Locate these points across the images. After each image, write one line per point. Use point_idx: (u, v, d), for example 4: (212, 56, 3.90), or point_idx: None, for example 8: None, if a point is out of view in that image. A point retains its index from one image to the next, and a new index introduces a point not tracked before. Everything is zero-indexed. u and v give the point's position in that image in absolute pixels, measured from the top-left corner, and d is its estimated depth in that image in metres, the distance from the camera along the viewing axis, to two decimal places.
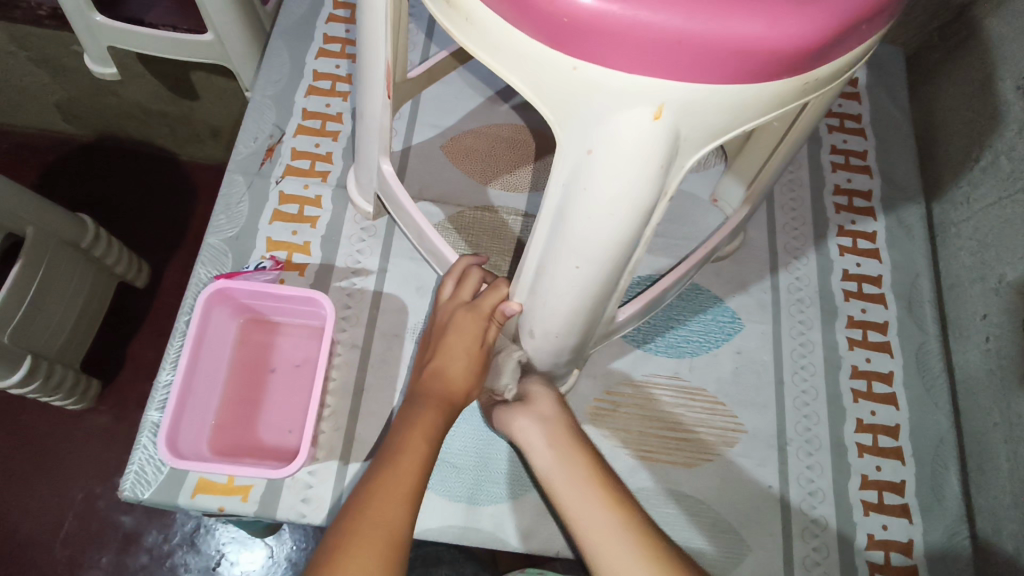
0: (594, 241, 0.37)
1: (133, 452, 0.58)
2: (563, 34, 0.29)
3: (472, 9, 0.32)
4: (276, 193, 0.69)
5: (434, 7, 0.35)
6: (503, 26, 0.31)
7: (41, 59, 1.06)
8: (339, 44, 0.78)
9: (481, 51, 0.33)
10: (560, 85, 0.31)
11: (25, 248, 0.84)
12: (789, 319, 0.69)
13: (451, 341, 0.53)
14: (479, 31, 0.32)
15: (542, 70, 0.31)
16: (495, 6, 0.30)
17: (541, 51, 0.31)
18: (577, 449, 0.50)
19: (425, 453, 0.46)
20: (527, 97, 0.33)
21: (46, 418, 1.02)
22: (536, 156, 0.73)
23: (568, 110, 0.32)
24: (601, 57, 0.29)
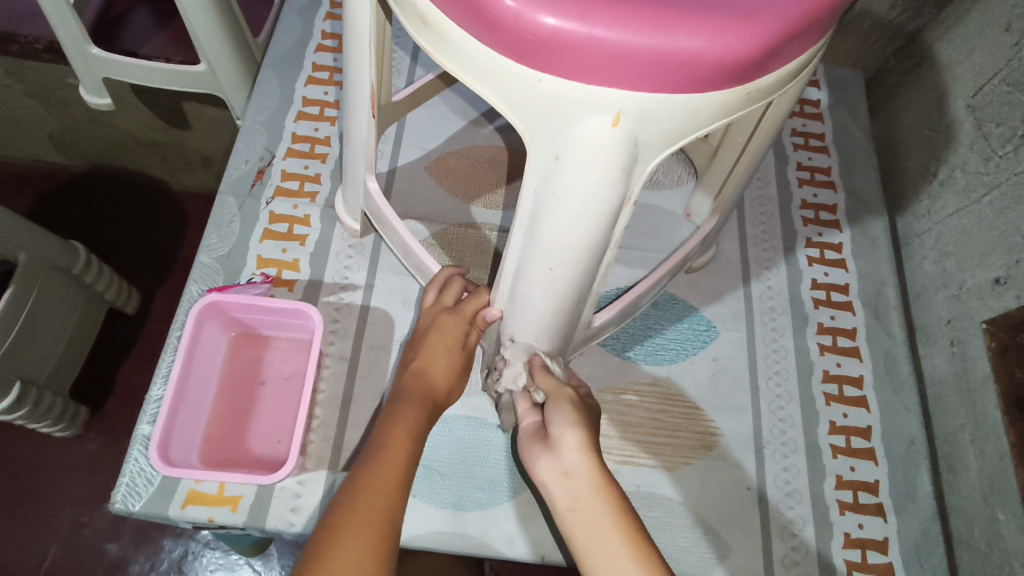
0: (566, 243, 0.40)
1: (124, 465, 0.59)
2: (528, 49, 0.32)
3: (447, 29, 0.35)
4: (266, 212, 0.71)
5: (410, 28, 0.37)
6: (477, 43, 0.34)
7: (35, 91, 1.10)
8: (328, 72, 0.81)
9: (458, 69, 0.36)
10: (529, 97, 0.34)
11: (16, 274, 0.86)
12: (762, 327, 0.72)
13: (434, 342, 0.56)
14: (456, 50, 0.35)
15: (512, 84, 0.34)
16: (471, 28, 0.33)
17: (509, 66, 0.33)
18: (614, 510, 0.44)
19: (407, 449, 0.47)
20: (500, 109, 0.36)
21: (33, 446, 1.02)
22: (518, 176, 0.76)
23: (537, 120, 0.35)
24: (563, 71, 0.32)
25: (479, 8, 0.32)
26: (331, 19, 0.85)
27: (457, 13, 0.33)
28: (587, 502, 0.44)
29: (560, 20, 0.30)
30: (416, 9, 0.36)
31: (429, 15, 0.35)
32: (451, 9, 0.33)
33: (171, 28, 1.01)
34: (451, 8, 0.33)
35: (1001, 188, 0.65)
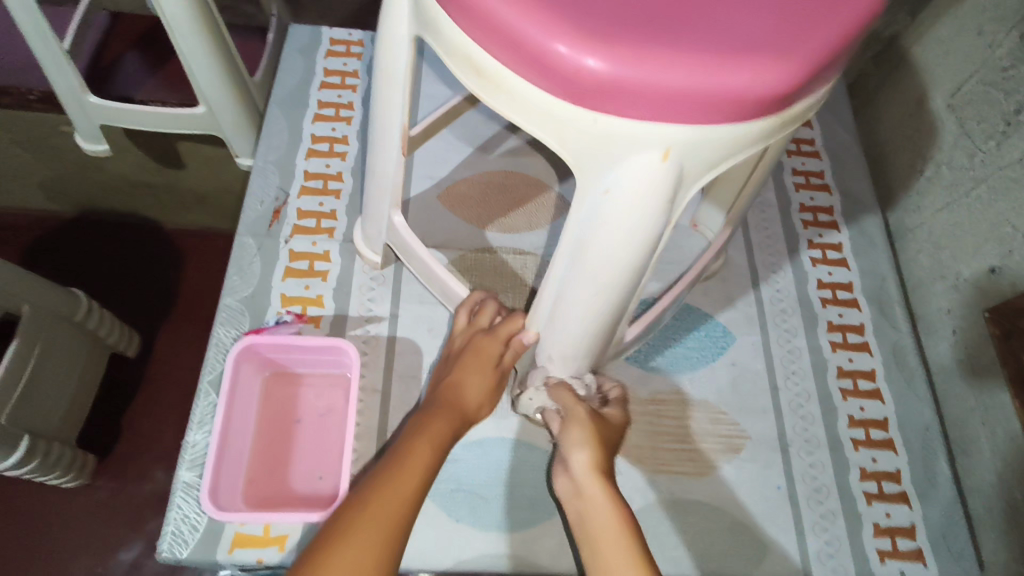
0: (611, 269, 0.41)
1: (167, 514, 0.59)
2: (583, 92, 0.34)
3: (500, 77, 0.37)
4: (286, 251, 0.72)
5: (458, 73, 0.39)
6: (530, 87, 0.36)
7: (23, 139, 1.09)
8: (334, 108, 0.82)
9: (508, 110, 0.38)
10: (580, 135, 0.36)
11: (21, 327, 0.86)
12: (775, 328, 0.75)
13: (468, 360, 0.58)
14: (508, 94, 0.37)
15: (564, 123, 0.36)
16: (524, 73, 0.35)
17: (563, 107, 0.36)
18: (617, 521, 0.50)
19: (428, 462, 0.49)
20: (549, 145, 0.38)
21: (45, 501, 1.02)
22: (527, 198, 0.78)
23: (588, 156, 0.37)
24: (615, 111, 0.35)
25: (534, 55, 0.34)
26: (332, 56, 0.86)
27: (510, 60, 0.35)
28: (600, 514, 0.51)
29: (614, 65, 0.32)
30: (466, 57, 0.38)
31: (481, 62, 0.37)
32: (506, 58, 0.35)
33: (165, 71, 1.01)
34: (504, 55, 0.35)
35: (988, 182, 0.69)
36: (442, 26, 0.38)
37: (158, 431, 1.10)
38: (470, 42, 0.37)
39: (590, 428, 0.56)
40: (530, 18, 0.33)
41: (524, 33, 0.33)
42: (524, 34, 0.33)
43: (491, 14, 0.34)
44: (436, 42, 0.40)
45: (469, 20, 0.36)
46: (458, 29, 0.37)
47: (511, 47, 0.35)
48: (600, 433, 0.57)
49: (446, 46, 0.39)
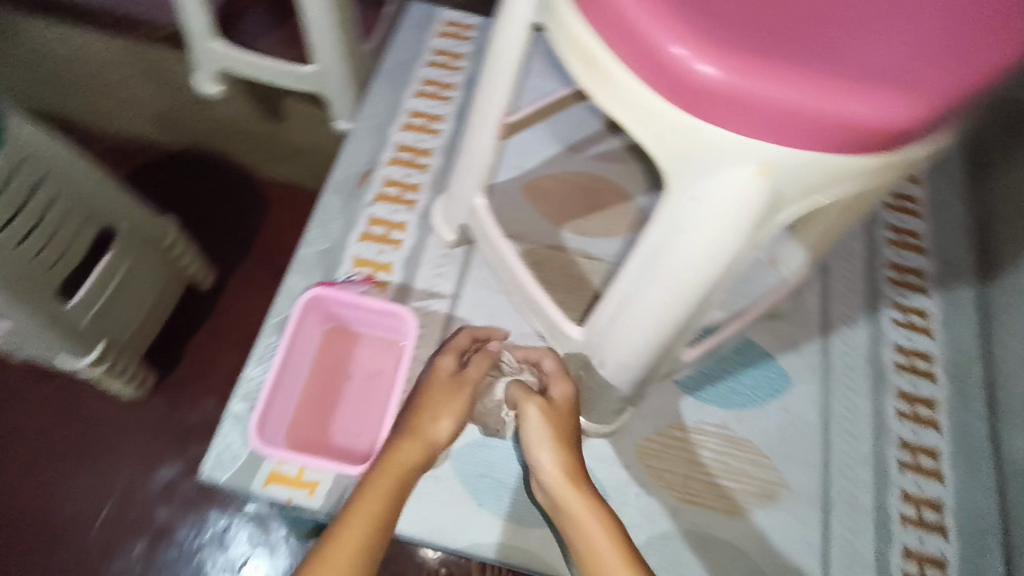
0: (684, 281, 0.41)
1: (214, 438, 0.63)
2: (691, 96, 0.34)
3: (612, 70, 0.37)
4: (367, 214, 0.75)
5: (571, 62, 0.40)
6: (639, 85, 0.36)
7: (152, 72, 1.17)
8: (436, 87, 0.84)
9: (613, 106, 0.38)
10: (679, 140, 0.36)
11: (117, 242, 0.94)
12: (839, 383, 0.71)
13: (431, 397, 0.55)
14: (616, 89, 0.37)
15: (665, 126, 0.36)
16: (636, 71, 0.36)
17: (668, 108, 0.35)
18: (609, 534, 0.48)
19: (385, 503, 0.48)
20: (646, 146, 0.38)
21: (104, 406, 1.10)
22: (608, 204, 0.78)
23: (683, 162, 0.37)
24: (721, 120, 0.34)
25: (649, 55, 0.34)
26: (443, 37, 0.89)
27: (624, 55, 0.36)
28: (592, 524, 0.48)
29: (729, 74, 0.32)
30: (580, 47, 0.38)
31: (595, 55, 0.37)
32: (621, 52, 0.36)
33: (285, 29, 1.07)
34: (620, 49, 0.36)
35: None
36: (563, 15, 0.39)
37: (215, 362, 1.16)
38: (588, 33, 0.37)
39: (558, 425, 0.53)
40: (653, 15, 0.33)
41: (644, 30, 0.34)
42: (643, 30, 0.34)
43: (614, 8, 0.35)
44: (554, 29, 0.40)
45: (591, 11, 0.36)
46: (578, 19, 0.38)
47: (628, 43, 0.35)
48: (565, 427, 0.54)
49: (563, 33, 0.39)
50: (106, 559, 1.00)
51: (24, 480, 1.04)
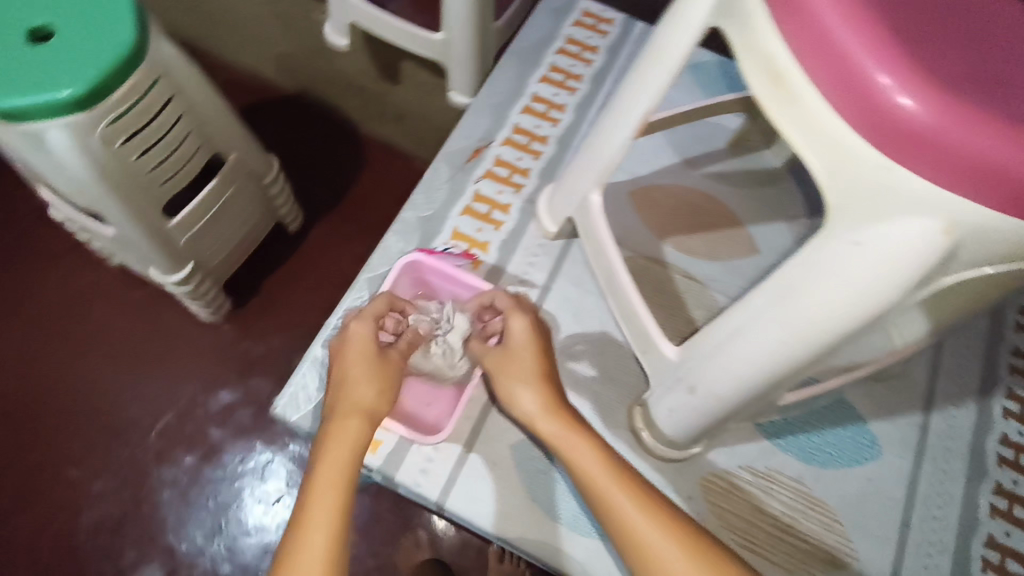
0: (815, 324, 0.38)
1: (292, 377, 0.65)
2: (885, 132, 0.31)
3: (798, 89, 0.34)
4: (473, 189, 0.74)
5: (746, 72, 0.37)
6: (829, 112, 0.33)
7: (281, 15, 1.21)
8: (563, 75, 0.83)
9: (786, 127, 0.36)
10: (858, 178, 0.33)
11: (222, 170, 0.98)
12: (931, 464, 0.66)
13: (349, 362, 0.54)
14: (799, 111, 0.34)
15: (847, 160, 0.33)
16: (830, 96, 0.32)
17: (853, 140, 0.32)
18: (604, 461, 0.49)
19: (350, 459, 0.48)
20: (817, 176, 0.35)
21: (182, 322, 1.16)
22: (718, 226, 0.75)
23: (853, 200, 0.34)
24: (913, 163, 0.31)
25: (853, 83, 0.31)
26: (579, 26, 0.87)
27: (820, 78, 0.33)
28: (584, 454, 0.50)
29: (936, 117, 0.30)
30: (764, 58, 0.35)
31: (783, 69, 0.34)
32: (812, 72, 0.33)
33: None
34: (813, 68, 0.33)
35: None
36: (752, 21, 0.36)
37: (289, 303, 1.20)
38: (779, 45, 0.34)
39: (520, 364, 0.55)
40: (867, 45, 0.31)
41: (847, 53, 0.31)
42: (847, 54, 0.31)
43: (823, 25, 0.31)
44: (737, 33, 0.37)
45: (791, 23, 0.33)
46: (771, 28, 0.34)
47: (829, 66, 0.32)
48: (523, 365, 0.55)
49: (745, 42, 0.37)
50: (159, 464, 1.07)
51: (102, 375, 1.12)
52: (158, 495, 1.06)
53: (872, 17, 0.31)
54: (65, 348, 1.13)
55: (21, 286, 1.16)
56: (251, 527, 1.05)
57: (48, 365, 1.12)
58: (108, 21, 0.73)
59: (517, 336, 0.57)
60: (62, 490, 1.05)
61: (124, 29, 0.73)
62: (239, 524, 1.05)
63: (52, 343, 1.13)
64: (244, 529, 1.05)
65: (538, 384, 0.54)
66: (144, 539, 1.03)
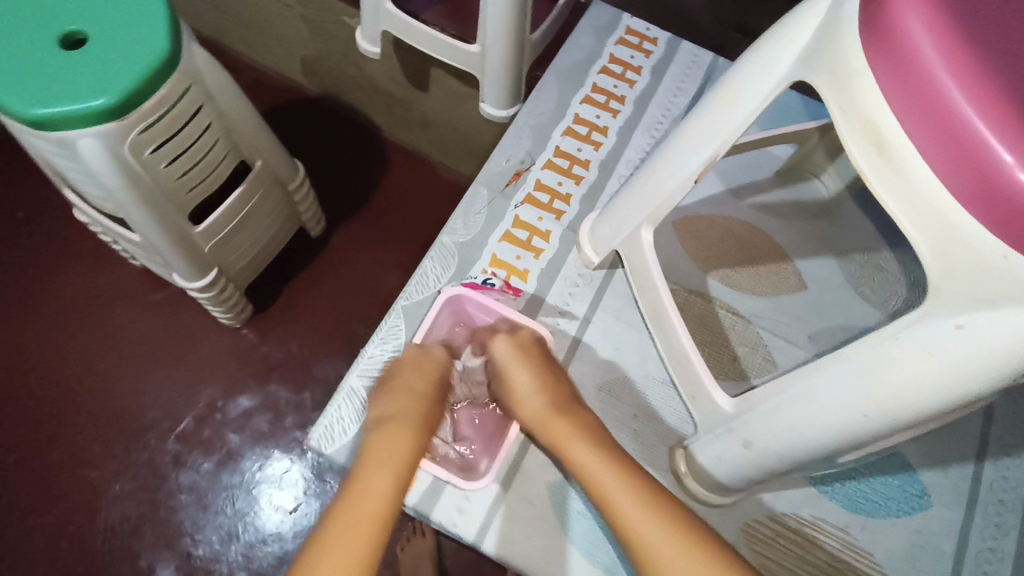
0: (903, 401, 0.36)
1: (327, 408, 0.64)
2: (1008, 218, 0.29)
3: (907, 162, 0.32)
4: (512, 215, 0.73)
5: (845, 136, 0.35)
6: (941, 191, 0.31)
7: (310, 17, 1.15)
8: (605, 96, 0.81)
9: (889, 199, 0.34)
10: (962, 261, 0.32)
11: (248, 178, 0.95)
12: (983, 516, 0.63)
13: (405, 382, 0.61)
14: (905, 185, 0.32)
15: (956, 244, 0.32)
16: (944, 176, 0.31)
17: (967, 222, 0.31)
18: (622, 479, 0.52)
19: (392, 478, 0.53)
20: (918, 252, 0.33)
21: (201, 325, 1.14)
22: (763, 259, 0.73)
23: (961, 283, 0.32)
24: None
25: (974, 167, 0.29)
26: (622, 45, 0.84)
27: (933, 154, 0.31)
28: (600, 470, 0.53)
29: None
30: (868, 124, 0.33)
31: (889, 140, 0.32)
32: (927, 146, 0.31)
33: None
34: (927, 141, 0.31)
35: None
36: (855, 83, 0.34)
37: (309, 308, 1.17)
38: (886, 113, 0.32)
39: (536, 390, 0.60)
40: (993, 125, 0.29)
41: (972, 129, 0.29)
42: (972, 130, 0.29)
43: (942, 101, 0.30)
44: (833, 92, 0.35)
45: (905, 93, 0.31)
46: (878, 94, 0.32)
47: (946, 145, 0.30)
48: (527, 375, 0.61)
49: (844, 101, 0.35)
50: (178, 469, 1.05)
51: (121, 375, 1.09)
52: (176, 500, 1.03)
53: (1001, 95, 0.29)
54: (82, 346, 1.10)
55: (39, 282, 1.14)
56: (267, 534, 1.03)
57: (65, 363, 1.09)
58: (144, 25, 0.71)
59: (513, 359, 0.62)
60: (76, 492, 1.02)
61: (159, 35, 0.70)
62: (255, 530, 1.03)
63: (70, 341, 1.10)
64: (260, 535, 1.03)
65: (553, 409, 0.59)
66: (161, 543, 1.01)
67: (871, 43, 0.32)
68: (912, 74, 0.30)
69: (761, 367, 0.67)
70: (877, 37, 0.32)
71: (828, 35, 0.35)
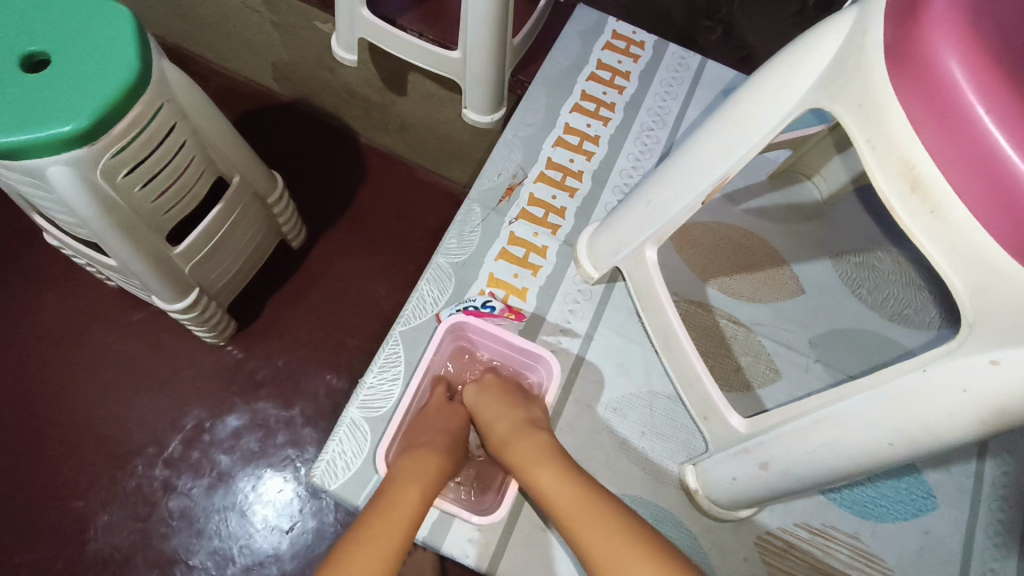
0: (934, 434, 0.36)
1: (329, 441, 0.61)
2: None
3: (944, 202, 0.32)
4: (508, 231, 0.71)
5: (878, 175, 0.34)
6: (983, 235, 0.31)
7: (280, 23, 1.10)
8: (595, 103, 0.79)
9: (925, 238, 0.33)
10: (1002, 304, 0.31)
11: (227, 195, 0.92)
12: (987, 514, 0.64)
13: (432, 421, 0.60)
14: (942, 226, 0.32)
15: (997, 285, 0.31)
16: (985, 219, 0.30)
17: (1009, 266, 0.30)
18: (580, 496, 0.50)
19: (419, 499, 0.51)
20: (955, 291, 0.33)
21: (185, 345, 1.10)
22: (761, 264, 0.73)
23: (998, 322, 0.32)
24: None
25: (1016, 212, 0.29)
26: (609, 50, 0.83)
27: (974, 197, 0.30)
28: (558, 487, 0.52)
29: None
30: (904, 161, 0.33)
31: (927, 183, 0.32)
32: (967, 189, 0.30)
33: None
34: (966, 182, 0.30)
35: None
36: (890, 124, 0.33)
37: (294, 323, 1.14)
38: (923, 156, 0.32)
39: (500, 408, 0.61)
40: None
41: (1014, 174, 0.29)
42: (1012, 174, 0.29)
43: (982, 142, 0.29)
44: (865, 131, 0.34)
45: (946, 136, 0.30)
46: (914, 135, 0.32)
47: (989, 191, 0.30)
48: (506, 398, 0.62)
49: (875, 133, 0.34)
50: (167, 495, 1.01)
51: (102, 400, 1.05)
52: (167, 527, 1.00)
53: None
54: (59, 372, 1.06)
55: (10, 308, 1.09)
56: (263, 556, 1.00)
57: (43, 391, 1.05)
58: (112, 44, 0.67)
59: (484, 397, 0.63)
60: (60, 525, 0.98)
61: (128, 54, 0.66)
62: (251, 553, 1.00)
63: (46, 368, 1.06)
64: (256, 558, 0.99)
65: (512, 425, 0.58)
66: (153, 572, 0.97)
67: (906, 86, 0.32)
68: (954, 118, 0.30)
69: (764, 376, 0.67)
70: (915, 78, 0.31)
71: (858, 71, 0.34)
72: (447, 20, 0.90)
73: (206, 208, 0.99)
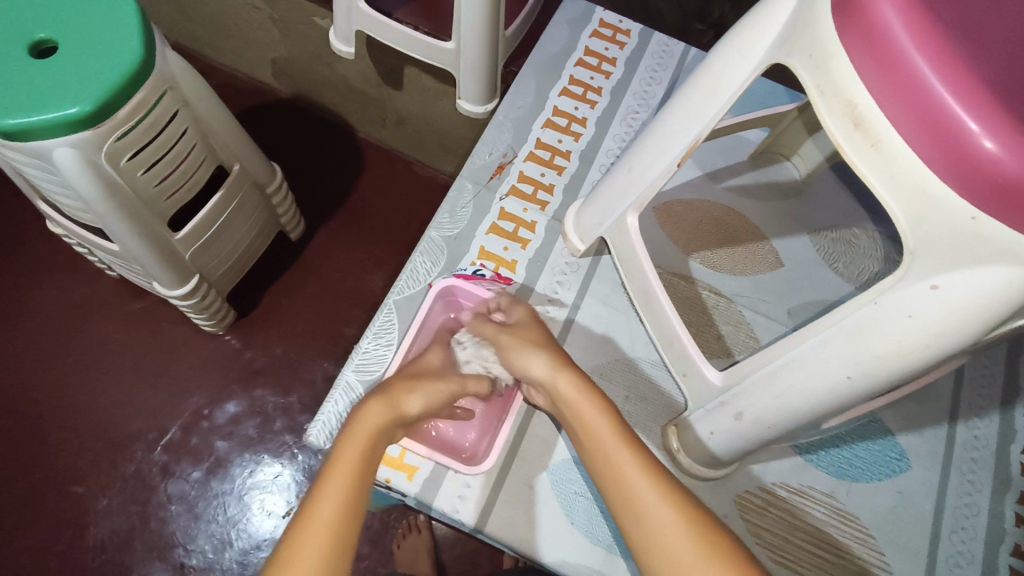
0: (885, 362, 0.39)
1: (325, 404, 0.64)
2: (979, 184, 0.32)
3: (885, 137, 0.35)
4: (498, 207, 0.74)
5: (830, 121, 0.37)
6: (918, 165, 0.34)
7: (279, 19, 1.13)
8: (582, 88, 0.82)
9: (871, 173, 0.36)
10: (940, 229, 0.34)
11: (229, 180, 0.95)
12: (958, 476, 0.67)
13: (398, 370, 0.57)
14: (885, 159, 0.35)
15: (936, 212, 0.34)
16: (919, 149, 0.33)
17: (945, 194, 0.33)
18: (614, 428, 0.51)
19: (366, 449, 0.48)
20: (897, 221, 0.36)
21: (185, 333, 1.13)
22: (741, 240, 0.76)
23: (937, 248, 0.35)
24: (1008, 216, 0.32)
25: (946, 140, 0.32)
26: (596, 37, 0.86)
27: (909, 130, 0.33)
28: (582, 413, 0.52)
29: None
30: (849, 102, 0.36)
31: (869, 119, 0.35)
32: (903, 121, 0.33)
33: None
34: (902, 116, 0.33)
35: None
36: (836, 69, 0.36)
37: (292, 310, 1.17)
38: (865, 96, 0.35)
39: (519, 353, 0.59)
40: (962, 101, 0.31)
41: (943, 105, 0.32)
42: (940, 105, 0.32)
43: (913, 78, 0.32)
44: (816, 79, 0.38)
45: (883, 75, 0.34)
46: (856, 77, 0.35)
47: (921, 122, 0.33)
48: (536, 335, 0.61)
49: (825, 79, 0.37)
50: (166, 480, 1.03)
51: (104, 388, 1.08)
52: (166, 511, 1.02)
53: (969, 71, 0.31)
54: (61, 360, 1.08)
55: (13, 298, 1.12)
56: (261, 540, 1.02)
57: (44, 378, 1.07)
58: (116, 30, 0.70)
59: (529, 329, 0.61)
60: (60, 510, 1.00)
61: (132, 39, 0.69)
62: (248, 536, 1.02)
63: (48, 356, 1.08)
64: (254, 541, 1.01)
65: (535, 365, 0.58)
66: (152, 555, 0.99)
67: (849, 32, 0.35)
68: (890, 58, 0.33)
69: (744, 344, 0.70)
70: (856, 24, 0.34)
71: (810, 24, 0.38)
72: (441, 13, 0.93)
73: (206, 196, 1.02)
